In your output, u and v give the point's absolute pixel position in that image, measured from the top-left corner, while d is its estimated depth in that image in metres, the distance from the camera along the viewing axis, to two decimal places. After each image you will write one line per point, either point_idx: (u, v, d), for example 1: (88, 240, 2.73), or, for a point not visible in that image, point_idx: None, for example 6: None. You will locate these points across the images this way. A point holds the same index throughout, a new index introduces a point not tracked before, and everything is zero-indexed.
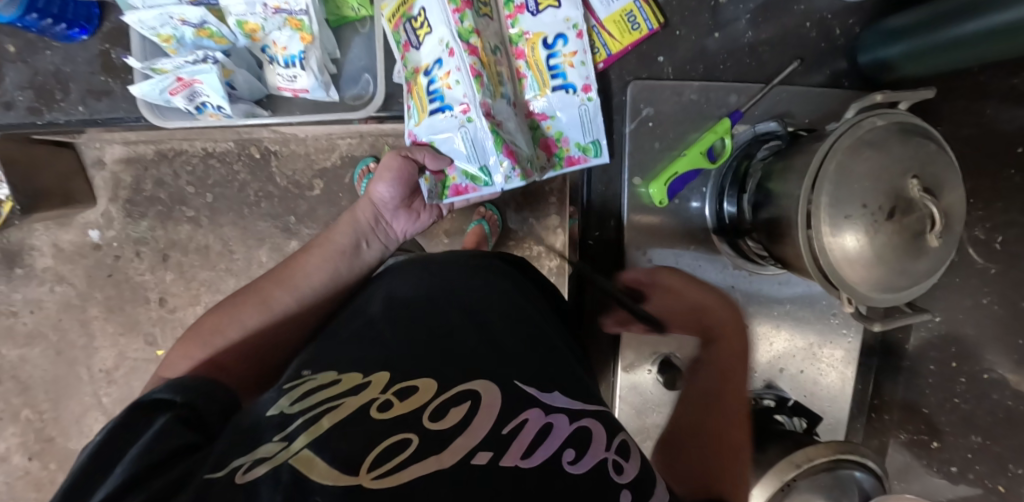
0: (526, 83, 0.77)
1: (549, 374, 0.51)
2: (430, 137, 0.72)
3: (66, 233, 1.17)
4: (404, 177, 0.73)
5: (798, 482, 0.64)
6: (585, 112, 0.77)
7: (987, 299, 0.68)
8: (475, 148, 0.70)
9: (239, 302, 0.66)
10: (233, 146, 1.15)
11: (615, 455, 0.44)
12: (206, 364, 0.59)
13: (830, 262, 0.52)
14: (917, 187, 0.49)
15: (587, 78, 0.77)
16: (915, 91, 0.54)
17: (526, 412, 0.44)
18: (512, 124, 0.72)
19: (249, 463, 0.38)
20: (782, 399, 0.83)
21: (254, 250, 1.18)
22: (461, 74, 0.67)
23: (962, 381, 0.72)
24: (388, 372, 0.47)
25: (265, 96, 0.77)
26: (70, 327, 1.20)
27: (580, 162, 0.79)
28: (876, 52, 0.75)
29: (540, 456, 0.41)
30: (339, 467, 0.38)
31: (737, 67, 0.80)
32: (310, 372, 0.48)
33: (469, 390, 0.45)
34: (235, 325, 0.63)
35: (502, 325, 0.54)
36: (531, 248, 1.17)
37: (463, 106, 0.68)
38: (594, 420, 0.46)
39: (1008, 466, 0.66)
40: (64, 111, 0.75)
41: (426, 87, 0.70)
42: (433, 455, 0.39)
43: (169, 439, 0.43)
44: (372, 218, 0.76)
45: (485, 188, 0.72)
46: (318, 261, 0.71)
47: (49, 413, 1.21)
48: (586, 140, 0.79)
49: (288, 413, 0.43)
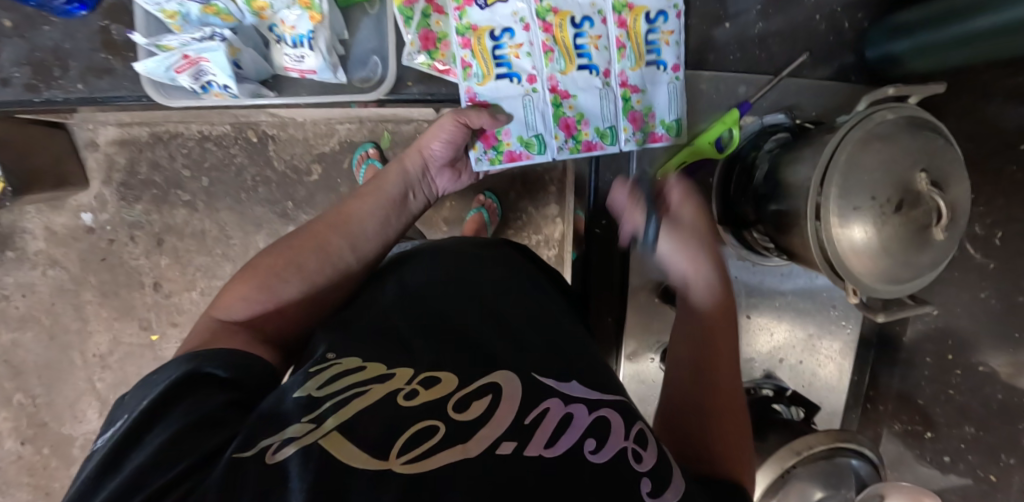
0: (624, 54, 0.81)
1: (565, 360, 0.50)
2: (492, 99, 0.81)
3: (59, 216, 1.16)
4: (457, 138, 0.76)
5: (796, 469, 0.65)
6: (674, 89, 0.83)
7: (985, 293, 0.70)
8: (537, 115, 0.82)
9: (296, 245, 0.62)
10: (230, 130, 1.13)
11: (634, 444, 0.41)
12: (267, 311, 0.57)
13: (836, 254, 0.53)
14: (925, 180, 0.50)
15: (678, 58, 0.83)
16: (928, 86, 0.55)
17: (547, 402, 0.44)
18: (585, 92, 0.82)
19: (278, 442, 0.39)
20: (780, 390, 0.84)
21: (251, 236, 1.16)
22: (532, 48, 0.80)
23: (958, 373, 0.75)
24: (412, 366, 0.47)
25: (271, 77, 0.76)
26: (63, 311, 1.18)
27: (662, 139, 0.84)
28: (882, 48, 0.78)
29: (563, 445, 0.40)
30: (370, 451, 0.38)
31: (746, 59, 0.85)
32: (335, 355, 0.48)
33: (489, 382, 0.45)
34: (294, 269, 0.60)
35: (517, 319, 0.54)
36: (529, 238, 1.17)
37: (530, 76, 0.81)
38: (611, 409, 0.44)
39: (1000, 455, 0.71)
40: (62, 89, 0.74)
41: (492, 50, 0.79)
42: (458, 445, 0.39)
43: (211, 429, 0.41)
44: (420, 171, 0.75)
45: (538, 154, 0.83)
46: (374, 204, 0.69)
47: (43, 398, 1.20)
48: (670, 118, 0.84)
49: (316, 396, 0.43)
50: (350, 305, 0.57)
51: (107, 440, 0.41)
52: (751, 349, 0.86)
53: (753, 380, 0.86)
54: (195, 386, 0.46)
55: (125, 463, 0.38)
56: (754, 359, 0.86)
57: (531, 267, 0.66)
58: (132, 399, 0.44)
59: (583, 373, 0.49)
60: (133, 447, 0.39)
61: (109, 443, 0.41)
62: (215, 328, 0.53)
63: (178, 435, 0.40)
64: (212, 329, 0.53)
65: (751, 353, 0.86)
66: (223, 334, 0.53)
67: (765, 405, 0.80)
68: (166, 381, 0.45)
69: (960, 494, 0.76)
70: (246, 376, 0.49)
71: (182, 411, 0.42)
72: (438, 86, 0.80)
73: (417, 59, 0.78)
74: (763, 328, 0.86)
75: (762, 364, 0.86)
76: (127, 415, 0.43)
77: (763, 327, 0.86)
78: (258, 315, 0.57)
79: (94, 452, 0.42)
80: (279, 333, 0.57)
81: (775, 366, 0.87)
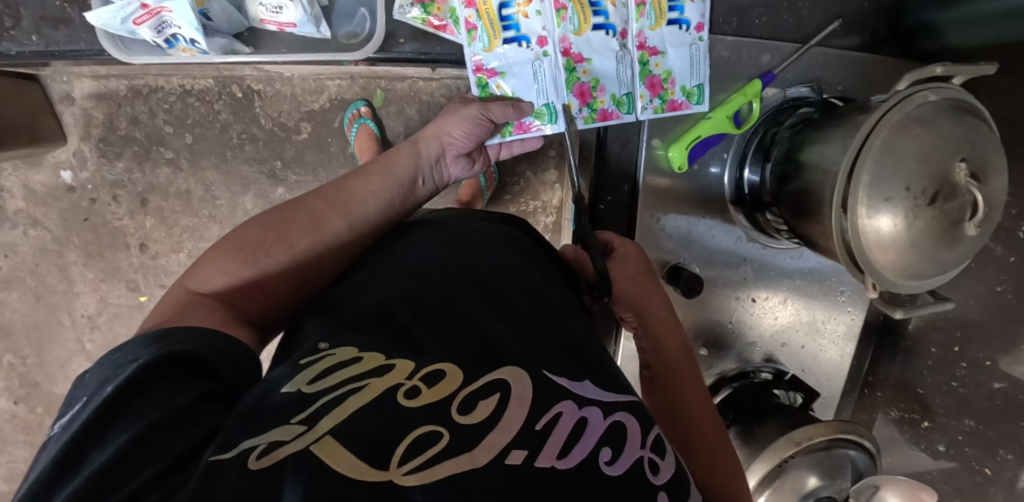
0: (643, 12, 0.77)
1: (577, 359, 0.46)
2: (500, 65, 0.77)
3: (36, 175, 1.09)
4: (479, 131, 0.74)
5: (795, 459, 0.64)
6: (696, 52, 0.78)
7: (1002, 287, 0.68)
8: (547, 82, 0.78)
9: (285, 220, 0.56)
10: (213, 84, 1.05)
11: (650, 452, 0.40)
12: (246, 287, 0.52)
13: (861, 246, 0.52)
14: (964, 171, 0.48)
15: (703, 16, 0.77)
16: (977, 67, 0.55)
17: (560, 404, 0.40)
18: (600, 57, 0.78)
19: (263, 446, 0.33)
20: (779, 374, 0.86)
21: (238, 197, 1.11)
22: (543, 6, 0.76)
23: (963, 366, 0.73)
24: (413, 357, 0.41)
25: (246, 30, 0.72)
26: (48, 272, 1.14)
27: (681, 107, 0.79)
28: (924, 17, 0.75)
29: (576, 456, 0.36)
30: (366, 460, 0.33)
31: (772, 23, 0.78)
32: (327, 345, 0.42)
33: (497, 380, 0.40)
34: (282, 245, 0.54)
35: (526, 306, 0.49)
36: (526, 204, 1.12)
37: (541, 40, 0.76)
38: (627, 413, 0.42)
39: (997, 450, 0.69)
40: (14, 41, 0.69)
41: (499, 12, 0.75)
42: (466, 453, 0.34)
43: (191, 423, 0.36)
44: (435, 156, 0.71)
45: (548, 125, 0.79)
46: (380, 185, 0.64)
47: (32, 359, 1.19)
48: (692, 84, 0.79)
49: (306, 392, 0.37)
50: (341, 288, 0.51)
51: (64, 429, 0.36)
52: (753, 332, 0.85)
53: (751, 363, 0.86)
54: (168, 370, 0.39)
55: (84, 463, 0.32)
56: (755, 343, 0.85)
57: (537, 250, 0.62)
58: (94, 379, 0.39)
59: (596, 370, 0.46)
60: (94, 442, 0.34)
61: (66, 433, 0.35)
62: (189, 303, 0.48)
63: (150, 428, 0.34)
64: (184, 304, 0.48)
65: (753, 336, 0.85)
66: (197, 310, 0.47)
67: (765, 390, 0.82)
68: (135, 361, 0.38)
69: (952, 485, 0.76)
70: (227, 361, 0.43)
71: (159, 394, 0.37)
72: (432, 44, 0.76)
73: (410, 13, 0.74)
74: (767, 312, 0.84)
75: (763, 347, 0.85)
76: (87, 399, 0.37)
77: (767, 311, 0.84)
78: (238, 290, 0.52)
79: (50, 440, 0.36)
80: (259, 312, 0.53)
81: (775, 349, 0.86)
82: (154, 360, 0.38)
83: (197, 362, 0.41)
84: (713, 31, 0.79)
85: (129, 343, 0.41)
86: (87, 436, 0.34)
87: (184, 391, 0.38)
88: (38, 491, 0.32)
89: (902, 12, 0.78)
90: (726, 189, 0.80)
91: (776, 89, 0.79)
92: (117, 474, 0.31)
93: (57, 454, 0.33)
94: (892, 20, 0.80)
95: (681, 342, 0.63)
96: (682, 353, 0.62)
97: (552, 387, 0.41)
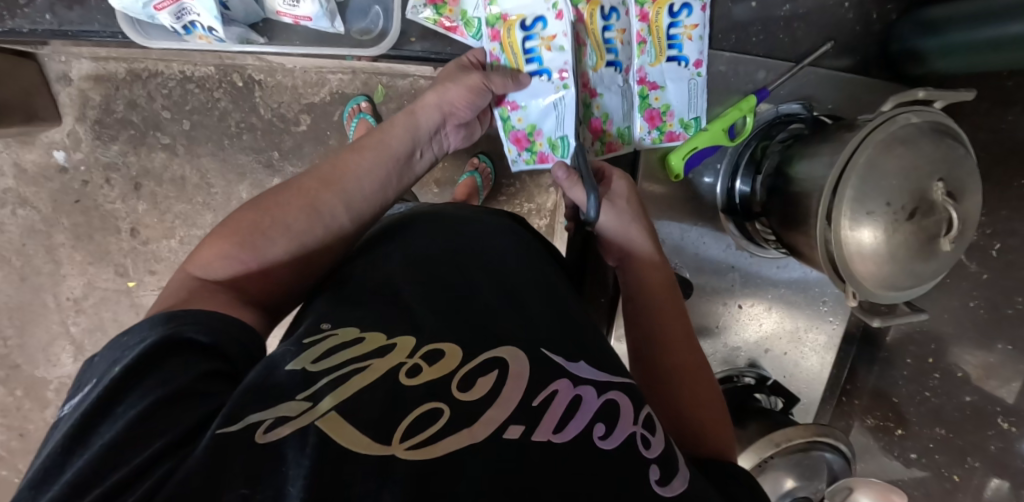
0: (644, 49, 0.79)
1: (571, 339, 0.47)
2: (523, 99, 0.78)
3: (29, 153, 1.08)
4: (479, 99, 0.72)
5: (774, 459, 0.67)
6: (694, 86, 0.81)
7: (975, 302, 0.72)
8: (565, 118, 0.78)
9: (283, 200, 0.55)
10: (214, 71, 1.05)
11: (642, 428, 0.41)
12: (250, 273, 0.52)
13: (843, 256, 0.55)
14: (941, 190, 0.52)
15: (701, 53, 0.80)
16: (956, 92, 0.58)
17: (556, 382, 0.41)
18: (610, 90, 0.80)
19: (270, 421, 0.34)
20: (761, 378, 0.90)
21: (233, 186, 1.11)
22: (566, 39, 0.74)
23: (936, 377, 0.77)
24: (414, 336, 0.43)
25: (261, 20, 0.73)
26: (35, 253, 1.13)
27: (679, 138, 0.82)
28: (909, 43, 0.78)
29: (571, 431, 0.38)
30: (371, 434, 0.34)
31: (769, 42, 0.82)
32: (330, 325, 0.43)
33: (496, 357, 0.42)
34: (281, 228, 0.53)
35: (526, 286, 0.51)
36: (520, 206, 1.14)
37: (562, 73, 0.75)
38: (620, 392, 0.43)
39: (966, 458, 0.74)
40: (27, 18, 0.69)
41: (522, 45, 0.75)
42: (467, 427, 0.36)
43: (201, 400, 0.36)
44: (431, 128, 0.69)
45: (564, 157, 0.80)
46: (374, 163, 0.62)
47: (15, 340, 1.17)
48: (689, 116, 0.82)
49: (311, 371, 0.39)
50: (345, 272, 0.52)
51: (74, 409, 0.36)
52: (739, 336, 0.89)
53: (736, 367, 0.91)
54: (174, 351, 0.39)
55: (95, 438, 0.33)
56: (739, 348, 0.90)
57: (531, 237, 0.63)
58: (103, 360, 0.39)
59: (588, 349, 0.47)
60: (105, 415, 0.34)
61: (76, 411, 0.35)
62: (193, 288, 0.48)
63: (159, 404, 0.35)
64: (187, 289, 0.48)
65: (738, 340, 0.90)
66: (201, 295, 0.47)
67: (748, 393, 0.85)
68: (141, 342, 0.38)
69: (922, 491, 0.80)
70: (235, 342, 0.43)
71: (168, 370, 0.37)
72: (443, 44, 0.77)
73: (423, 13, 0.75)
74: (751, 317, 0.89)
75: (747, 353, 0.90)
76: (97, 380, 0.37)
77: (751, 317, 0.89)
78: (240, 276, 0.51)
79: (59, 420, 0.37)
80: (264, 297, 0.53)
81: (759, 355, 0.91)
82: (159, 341, 0.38)
83: (200, 343, 0.41)
84: (712, 45, 0.82)
85: (137, 326, 0.41)
86: (95, 413, 0.34)
87: (190, 367, 0.38)
88: (48, 469, 0.32)
89: (890, 37, 0.82)
90: (718, 198, 0.84)
91: (769, 104, 0.83)
92: (129, 450, 0.32)
93: (69, 432, 0.34)
94: (881, 45, 0.84)
95: (664, 273, 0.63)
96: (664, 286, 0.62)
97: (550, 367, 0.43)
